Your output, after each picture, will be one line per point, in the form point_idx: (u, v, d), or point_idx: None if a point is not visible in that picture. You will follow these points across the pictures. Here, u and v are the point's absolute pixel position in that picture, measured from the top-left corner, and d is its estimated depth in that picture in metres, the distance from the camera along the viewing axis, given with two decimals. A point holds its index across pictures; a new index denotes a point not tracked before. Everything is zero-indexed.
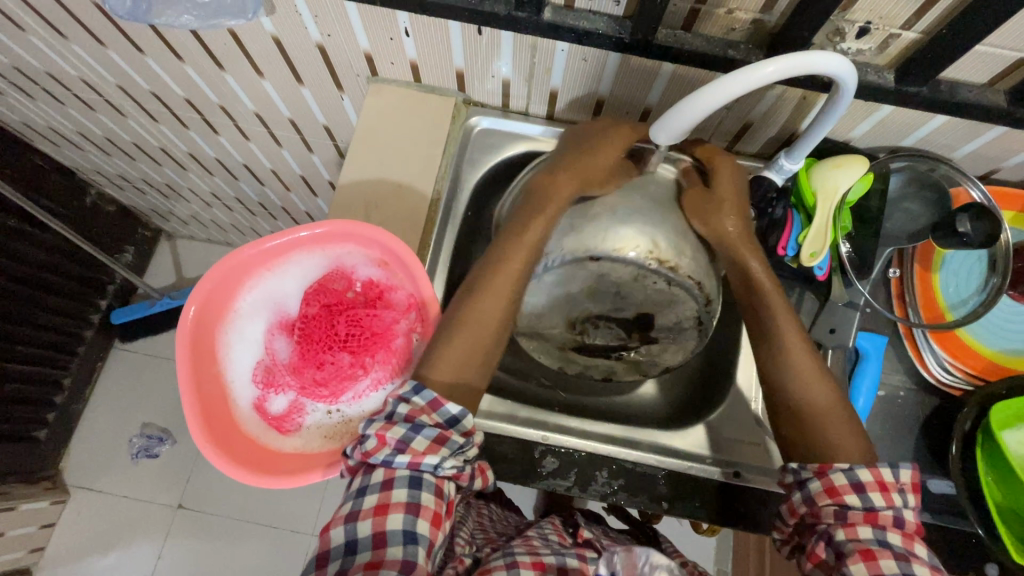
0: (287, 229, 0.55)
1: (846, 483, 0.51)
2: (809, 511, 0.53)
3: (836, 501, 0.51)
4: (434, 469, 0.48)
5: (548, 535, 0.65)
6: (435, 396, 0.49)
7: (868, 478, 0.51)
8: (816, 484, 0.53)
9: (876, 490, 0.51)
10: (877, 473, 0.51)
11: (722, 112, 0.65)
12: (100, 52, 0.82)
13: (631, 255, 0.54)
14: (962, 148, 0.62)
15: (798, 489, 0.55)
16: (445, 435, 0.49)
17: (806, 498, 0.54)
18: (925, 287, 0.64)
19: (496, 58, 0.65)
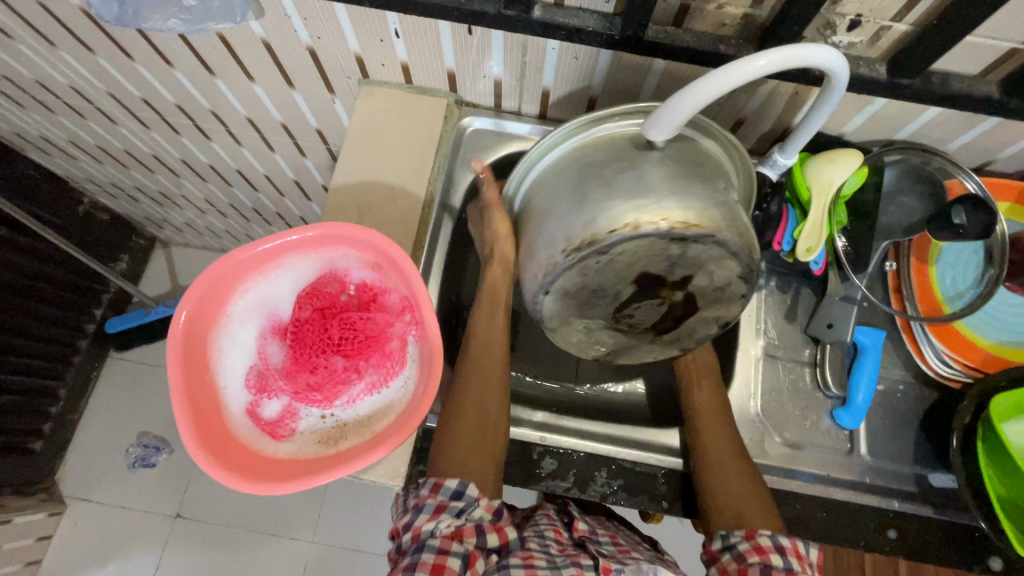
0: (279, 232, 0.55)
1: (772, 544, 0.53)
2: (738, 569, 0.53)
3: (762, 560, 0.52)
4: (432, 534, 0.53)
5: (544, 532, 0.62)
6: (434, 477, 0.56)
7: (787, 543, 0.53)
8: (745, 544, 0.53)
9: (794, 555, 0.52)
10: (794, 541, 0.53)
11: (715, 108, 0.65)
12: (89, 59, 0.82)
13: (588, 248, 0.48)
14: (956, 140, 0.62)
15: (726, 549, 0.55)
16: (444, 503, 0.54)
17: (736, 557, 0.54)
18: (922, 280, 0.63)
19: (487, 58, 0.65)
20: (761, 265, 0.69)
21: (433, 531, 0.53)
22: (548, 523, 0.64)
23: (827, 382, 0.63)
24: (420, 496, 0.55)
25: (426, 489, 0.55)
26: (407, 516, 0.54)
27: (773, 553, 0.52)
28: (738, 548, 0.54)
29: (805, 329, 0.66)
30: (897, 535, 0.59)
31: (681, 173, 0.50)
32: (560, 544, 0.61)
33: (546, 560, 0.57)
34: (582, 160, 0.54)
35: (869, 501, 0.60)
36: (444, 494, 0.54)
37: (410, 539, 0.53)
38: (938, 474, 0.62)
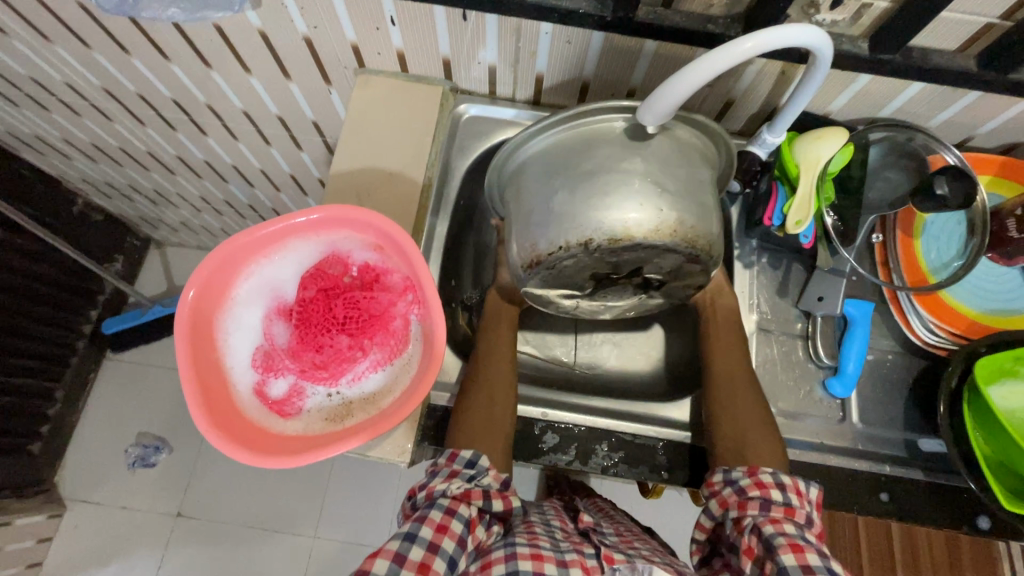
0: (283, 215, 0.56)
1: (772, 480, 0.55)
2: (738, 503, 0.55)
3: (762, 494, 0.54)
4: (444, 492, 0.54)
5: (550, 522, 0.63)
6: (451, 449, 0.58)
7: (788, 480, 0.55)
8: (745, 479, 0.56)
9: (793, 491, 0.55)
10: (795, 479, 0.56)
11: (705, 90, 0.67)
12: (85, 55, 0.82)
13: (562, 247, 0.51)
14: (937, 116, 0.64)
15: (726, 483, 0.57)
16: (457, 470, 0.56)
17: (736, 491, 0.56)
18: (908, 252, 0.65)
19: (482, 44, 0.66)
20: (752, 243, 0.71)
21: (444, 491, 0.55)
22: (554, 515, 0.66)
23: (818, 354, 0.65)
24: (437, 462, 0.58)
25: (442, 457, 0.58)
26: (425, 476, 0.57)
27: (773, 488, 0.55)
28: (739, 483, 0.56)
29: (796, 303, 0.68)
30: (889, 498, 0.61)
31: (653, 168, 0.51)
32: (565, 532, 0.62)
33: (550, 541, 0.57)
34: (556, 152, 0.55)
35: (861, 466, 0.62)
36: (458, 462, 0.57)
37: (423, 497, 0.55)
38: (927, 439, 0.64)
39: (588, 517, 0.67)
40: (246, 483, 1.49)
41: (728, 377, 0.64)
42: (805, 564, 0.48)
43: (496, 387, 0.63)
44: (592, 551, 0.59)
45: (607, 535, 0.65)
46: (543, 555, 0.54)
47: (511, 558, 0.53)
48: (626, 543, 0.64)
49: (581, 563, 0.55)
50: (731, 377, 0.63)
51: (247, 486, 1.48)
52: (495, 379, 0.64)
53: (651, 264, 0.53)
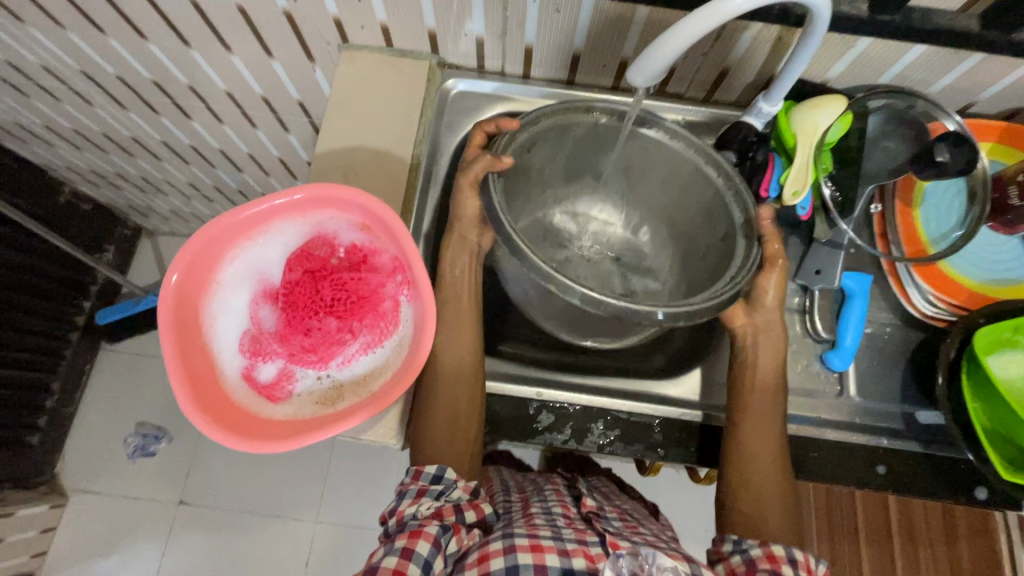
0: (265, 196, 0.54)
1: (784, 553, 0.55)
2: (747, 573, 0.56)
3: (773, 567, 0.54)
4: (414, 515, 0.56)
5: (552, 509, 0.64)
6: (415, 467, 0.59)
7: (800, 557, 0.55)
8: (757, 551, 0.56)
9: (804, 570, 0.55)
10: (807, 561, 0.55)
11: (698, 58, 0.65)
12: (59, 35, 0.79)
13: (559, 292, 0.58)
14: (938, 81, 0.62)
15: (738, 553, 0.57)
16: (425, 487, 0.58)
17: (747, 561, 0.56)
18: (907, 222, 0.64)
19: (468, 15, 0.64)
20: None
21: (414, 514, 0.56)
22: (556, 502, 0.67)
23: (816, 328, 0.65)
24: (404, 483, 0.59)
25: (408, 478, 0.59)
26: (395, 500, 0.58)
27: (785, 563, 0.55)
28: (749, 552, 0.56)
29: (793, 278, 0.67)
30: (886, 470, 0.60)
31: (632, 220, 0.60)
32: (568, 519, 0.62)
33: (551, 530, 0.59)
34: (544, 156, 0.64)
35: (858, 439, 0.62)
36: (423, 479, 0.58)
37: (395, 523, 0.57)
38: (925, 411, 0.63)
39: (590, 501, 0.67)
40: (247, 470, 1.49)
41: (751, 455, 0.60)
42: None
43: (459, 392, 0.61)
44: (596, 539, 0.59)
45: (612, 519, 0.65)
46: (543, 546, 0.55)
47: (510, 550, 0.55)
48: (630, 528, 0.65)
49: (584, 553, 0.56)
50: (759, 460, 0.60)
51: (248, 473, 1.49)
52: (453, 389, 0.61)
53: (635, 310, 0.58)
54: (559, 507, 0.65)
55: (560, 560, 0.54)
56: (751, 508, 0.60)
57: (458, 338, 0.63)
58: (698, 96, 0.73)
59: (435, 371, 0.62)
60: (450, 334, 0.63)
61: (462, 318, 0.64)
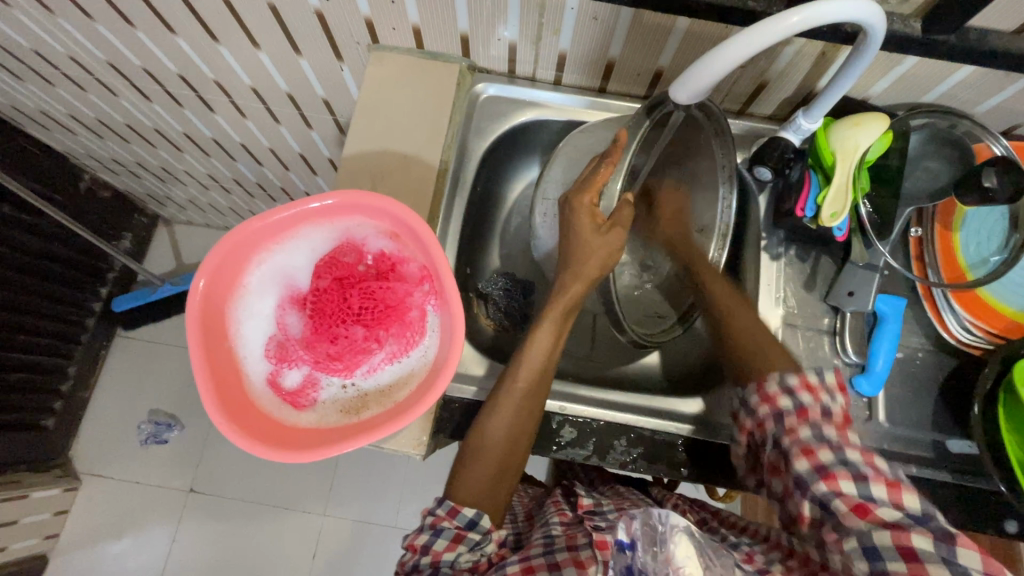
0: (296, 200, 0.54)
1: (779, 389, 0.57)
2: (755, 425, 0.58)
3: (773, 406, 0.57)
4: (451, 564, 0.55)
5: (550, 523, 0.62)
6: (452, 505, 0.56)
7: (795, 381, 0.57)
8: (755, 397, 0.59)
9: (804, 391, 0.56)
10: (803, 376, 0.57)
11: (737, 71, 0.63)
12: (88, 26, 0.79)
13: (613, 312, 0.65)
14: (985, 102, 0.61)
15: (744, 411, 0.60)
16: (461, 532, 0.56)
17: (751, 413, 0.59)
18: (946, 246, 0.62)
19: (503, 20, 0.63)
20: (780, 234, 0.69)
21: (452, 561, 0.55)
22: (553, 513, 0.65)
23: (845, 351, 0.63)
24: (438, 515, 0.56)
25: (442, 511, 0.56)
26: (426, 537, 0.55)
27: (782, 396, 0.57)
28: (750, 403, 0.59)
29: (824, 298, 0.66)
30: None
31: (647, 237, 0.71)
32: (564, 528, 0.61)
33: (543, 545, 0.58)
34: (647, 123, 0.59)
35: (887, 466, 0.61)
36: (460, 521, 0.56)
37: (428, 561, 0.55)
38: (957, 440, 0.62)
39: (586, 501, 0.65)
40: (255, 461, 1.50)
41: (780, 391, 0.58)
42: (817, 463, 0.52)
43: (515, 443, 0.58)
44: (586, 541, 0.56)
45: (606, 513, 0.63)
46: (533, 566, 0.55)
47: None
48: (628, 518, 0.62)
49: (574, 561, 0.54)
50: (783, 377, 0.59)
51: (257, 464, 1.50)
52: (507, 441, 0.58)
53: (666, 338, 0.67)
54: (556, 516, 0.63)
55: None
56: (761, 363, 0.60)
57: (533, 385, 0.58)
58: (733, 108, 0.71)
59: (494, 415, 0.58)
60: (525, 378, 0.58)
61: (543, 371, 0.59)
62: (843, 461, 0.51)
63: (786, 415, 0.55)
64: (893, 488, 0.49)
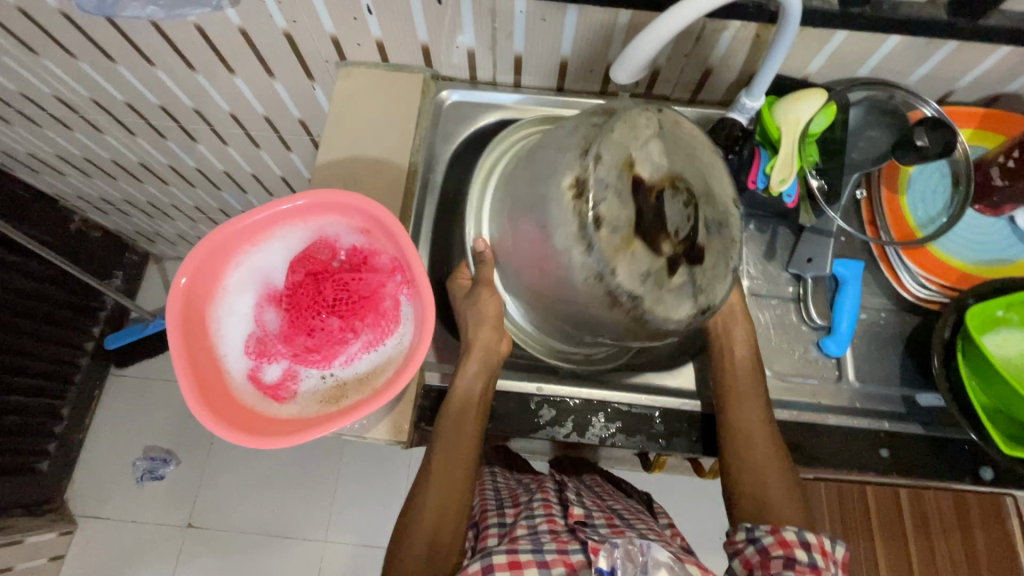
0: (269, 203, 0.56)
1: (796, 539, 0.56)
2: (761, 562, 0.56)
3: (787, 553, 0.55)
4: None
5: (537, 526, 0.64)
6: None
7: (812, 539, 0.56)
8: (769, 538, 0.57)
9: (818, 551, 0.56)
10: (821, 541, 0.56)
11: (682, 60, 0.67)
12: (71, 65, 0.83)
13: (686, 225, 0.51)
14: (915, 72, 0.64)
15: (750, 542, 0.58)
16: None
17: (760, 550, 0.57)
18: (894, 207, 0.65)
19: (459, 28, 0.67)
20: (739, 210, 0.71)
21: None
22: (542, 515, 0.66)
23: (810, 316, 0.66)
24: None
25: None
26: None
27: (798, 547, 0.55)
28: (761, 541, 0.57)
29: (785, 267, 0.68)
30: (890, 453, 0.61)
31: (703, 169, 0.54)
32: (552, 533, 0.62)
33: (531, 543, 0.60)
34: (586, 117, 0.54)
35: (860, 424, 0.62)
36: None
37: None
38: (925, 393, 0.64)
39: (577, 510, 0.66)
40: (255, 491, 1.48)
41: (746, 435, 0.60)
42: (793, 559, 0.55)
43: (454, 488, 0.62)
44: (578, 547, 0.59)
45: (597, 526, 0.64)
46: (521, 562, 0.57)
47: (487, 569, 0.56)
48: (618, 531, 0.63)
49: (564, 561, 0.57)
50: (749, 437, 0.60)
51: (255, 494, 1.48)
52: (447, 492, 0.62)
53: (725, 259, 0.53)
54: (545, 522, 0.64)
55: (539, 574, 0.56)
56: (753, 480, 0.59)
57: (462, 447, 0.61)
58: (684, 97, 0.75)
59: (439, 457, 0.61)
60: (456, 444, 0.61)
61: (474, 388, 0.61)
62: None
63: (800, 566, 0.54)
64: None
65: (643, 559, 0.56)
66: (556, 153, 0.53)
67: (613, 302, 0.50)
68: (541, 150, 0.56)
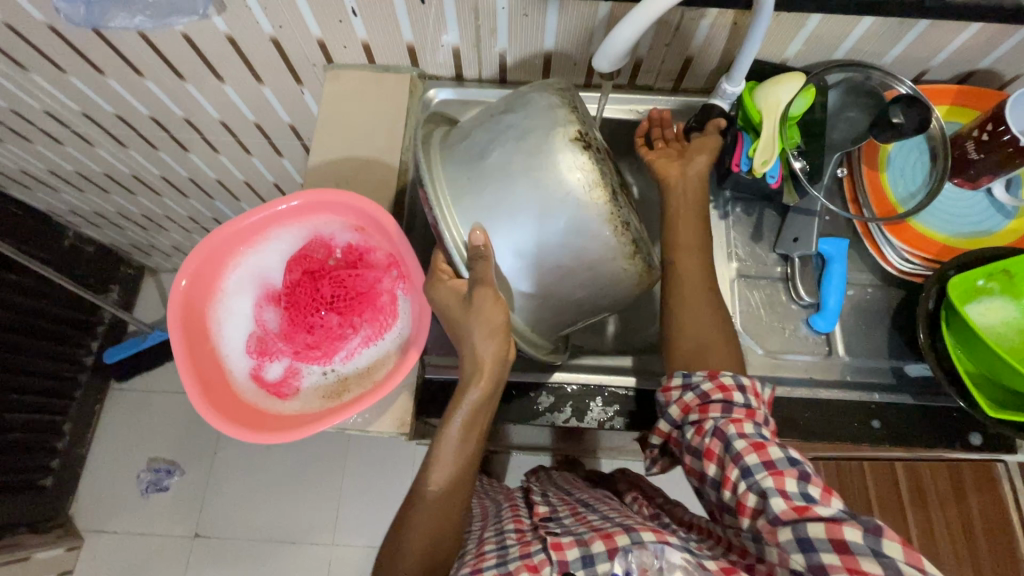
0: (264, 204, 0.57)
1: (733, 382, 0.55)
2: (699, 407, 0.56)
3: (725, 396, 0.55)
4: None
5: (504, 529, 0.63)
6: None
7: (750, 382, 0.55)
8: (708, 383, 0.56)
9: (753, 393, 0.55)
10: (756, 385, 0.56)
11: (662, 49, 0.68)
12: (60, 79, 0.83)
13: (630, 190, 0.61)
14: (889, 52, 0.66)
15: (688, 389, 0.57)
16: None
17: (698, 395, 0.56)
18: (875, 185, 0.67)
19: (444, 26, 0.68)
20: (726, 195, 0.73)
21: None
22: (510, 519, 0.65)
23: (799, 294, 0.67)
24: None
25: None
26: None
27: (735, 390, 0.55)
28: (700, 385, 0.57)
29: (773, 248, 0.70)
30: (882, 424, 0.62)
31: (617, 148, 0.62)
32: (518, 533, 0.61)
33: (496, 556, 0.56)
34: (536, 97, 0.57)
35: (851, 397, 0.64)
36: None
37: None
38: (913, 365, 0.65)
39: (542, 509, 0.66)
40: (260, 498, 1.49)
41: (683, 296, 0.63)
42: (732, 402, 0.54)
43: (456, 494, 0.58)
44: (540, 546, 0.55)
45: (563, 519, 0.62)
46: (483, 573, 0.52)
47: None
48: (581, 519, 0.61)
49: (526, 565, 0.53)
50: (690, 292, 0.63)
51: (260, 501, 1.49)
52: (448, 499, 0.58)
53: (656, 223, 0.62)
54: (511, 523, 0.63)
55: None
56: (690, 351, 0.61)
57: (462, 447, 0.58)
58: (667, 86, 0.76)
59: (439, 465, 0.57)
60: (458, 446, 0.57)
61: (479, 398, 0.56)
62: (803, 549, 0.44)
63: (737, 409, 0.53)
64: (763, 447, 0.50)
65: (602, 542, 0.52)
66: (540, 116, 0.54)
67: (632, 247, 0.55)
68: (508, 122, 0.56)
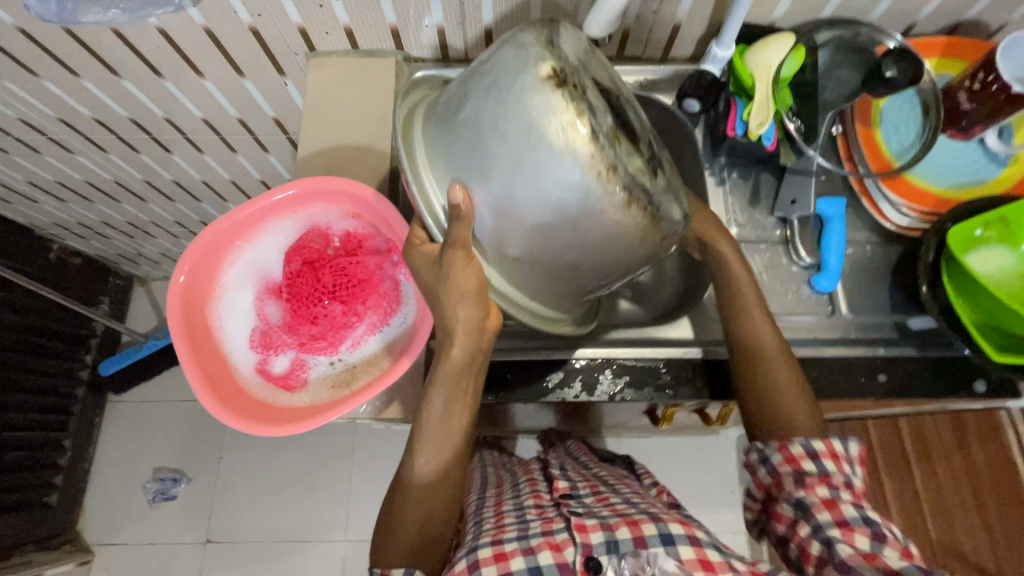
0: (259, 195, 0.56)
1: (803, 450, 0.57)
2: (774, 482, 0.58)
3: (794, 466, 0.56)
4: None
5: (523, 503, 0.64)
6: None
7: (820, 445, 0.56)
8: (777, 455, 0.58)
9: (828, 456, 0.56)
10: (829, 441, 0.57)
11: (650, 17, 0.68)
12: (34, 85, 0.81)
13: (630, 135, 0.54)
14: (877, 7, 0.66)
15: (761, 463, 0.60)
16: None
17: (771, 470, 0.58)
18: (869, 141, 0.66)
19: (427, 5, 0.66)
20: (721, 161, 0.73)
21: None
22: (528, 493, 0.67)
23: (799, 256, 0.68)
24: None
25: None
26: None
27: (806, 459, 0.56)
28: (772, 459, 0.58)
29: (771, 212, 0.70)
30: (888, 378, 0.63)
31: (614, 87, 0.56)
32: (538, 509, 0.62)
33: (517, 529, 0.58)
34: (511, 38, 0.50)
35: (857, 353, 0.64)
36: None
37: None
38: (917, 318, 0.66)
39: (562, 483, 0.66)
40: (269, 500, 1.48)
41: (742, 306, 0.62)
42: (801, 471, 0.56)
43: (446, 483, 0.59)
44: (562, 525, 0.58)
45: (582, 496, 0.64)
46: (507, 552, 0.54)
47: (474, 566, 0.54)
48: (602, 499, 0.63)
49: (549, 544, 0.55)
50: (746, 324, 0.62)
51: (270, 502, 1.48)
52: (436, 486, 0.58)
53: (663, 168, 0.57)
54: (530, 498, 0.65)
55: (526, 562, 0.54)
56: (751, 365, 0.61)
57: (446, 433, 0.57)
58: (655, 56, 0.75)
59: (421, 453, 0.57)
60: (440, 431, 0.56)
61: (460, 375, 0.55)
62: None
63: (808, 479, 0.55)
64: (835, 509, 0.53)
65: (628, 529, 0.55)
66: (514, 61, 0.48)
67: (625, 199, 0.48)
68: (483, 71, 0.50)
